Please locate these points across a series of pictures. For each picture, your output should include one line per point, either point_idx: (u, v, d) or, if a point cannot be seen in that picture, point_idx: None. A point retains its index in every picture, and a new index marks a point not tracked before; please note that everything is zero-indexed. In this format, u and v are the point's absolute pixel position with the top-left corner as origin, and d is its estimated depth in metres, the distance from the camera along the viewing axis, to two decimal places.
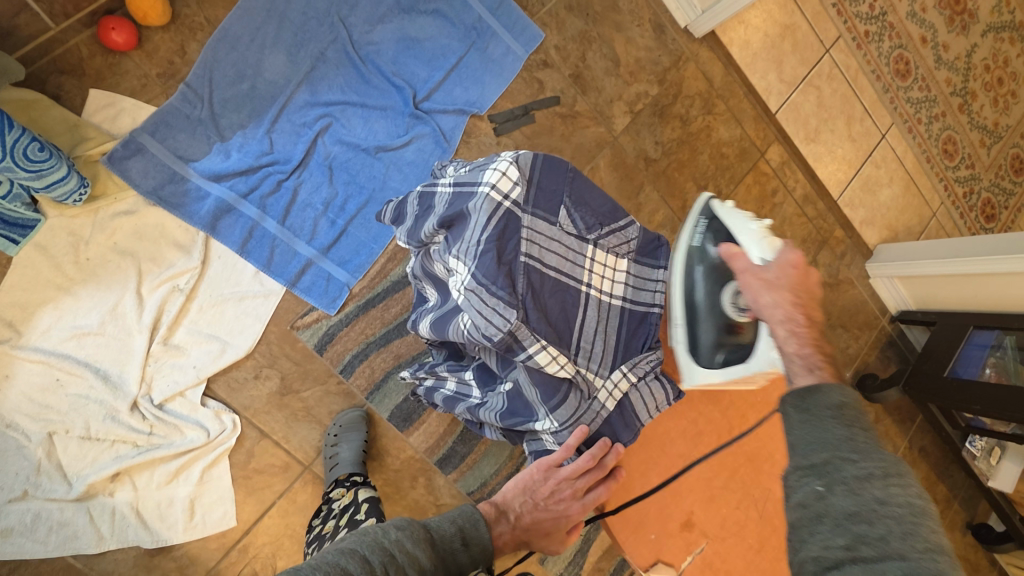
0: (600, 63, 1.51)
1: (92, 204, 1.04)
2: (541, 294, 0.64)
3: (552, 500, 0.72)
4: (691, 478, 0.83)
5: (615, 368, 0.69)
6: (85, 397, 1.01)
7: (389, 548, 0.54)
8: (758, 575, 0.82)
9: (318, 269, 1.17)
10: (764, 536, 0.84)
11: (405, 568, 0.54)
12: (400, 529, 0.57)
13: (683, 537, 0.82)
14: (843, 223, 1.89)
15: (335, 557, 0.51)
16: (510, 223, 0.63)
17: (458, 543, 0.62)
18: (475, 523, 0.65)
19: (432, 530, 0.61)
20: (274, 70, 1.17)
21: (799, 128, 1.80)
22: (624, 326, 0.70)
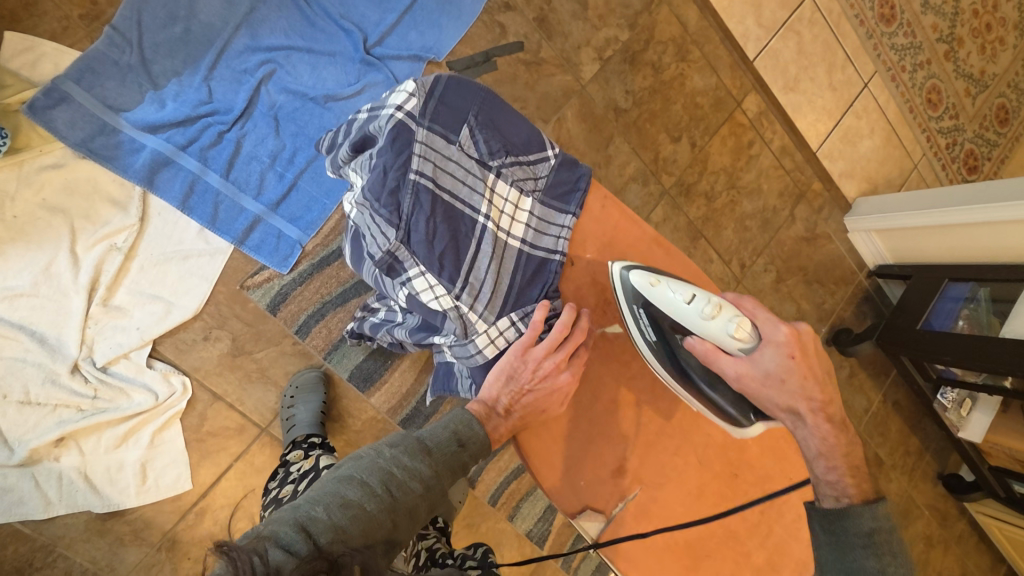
0: (566, 6, 1.44)
1: (15, 157, 0.97)
2: (431, 216, 0.59)
3: (540, 381, 0.64)
4: (628, 415, 0.71)
5: (503, 315, 0.64)
6: (21, 360, 0.97)
7: (385, 467, 0.55)
8: (698, 525, 0.71)
9: (267, 226, 1.12)
10: (707, 483, 0.72)
11: (405, 482, 0.55)
12: (396, 446, 0.57)
13: (614, 482, 0.70)
14: (822, 175, 1.85)
15: (334, 486, 0.52)
16: (403, 133, 0.58)
17: (454, 445, 0.61)
18: (468, 422, 0.63)
19: (427, 439, 0.60)
20: (209, 12, 1.09)
21: (778, 77, 1.73)
22: (520, 272, 0.65)
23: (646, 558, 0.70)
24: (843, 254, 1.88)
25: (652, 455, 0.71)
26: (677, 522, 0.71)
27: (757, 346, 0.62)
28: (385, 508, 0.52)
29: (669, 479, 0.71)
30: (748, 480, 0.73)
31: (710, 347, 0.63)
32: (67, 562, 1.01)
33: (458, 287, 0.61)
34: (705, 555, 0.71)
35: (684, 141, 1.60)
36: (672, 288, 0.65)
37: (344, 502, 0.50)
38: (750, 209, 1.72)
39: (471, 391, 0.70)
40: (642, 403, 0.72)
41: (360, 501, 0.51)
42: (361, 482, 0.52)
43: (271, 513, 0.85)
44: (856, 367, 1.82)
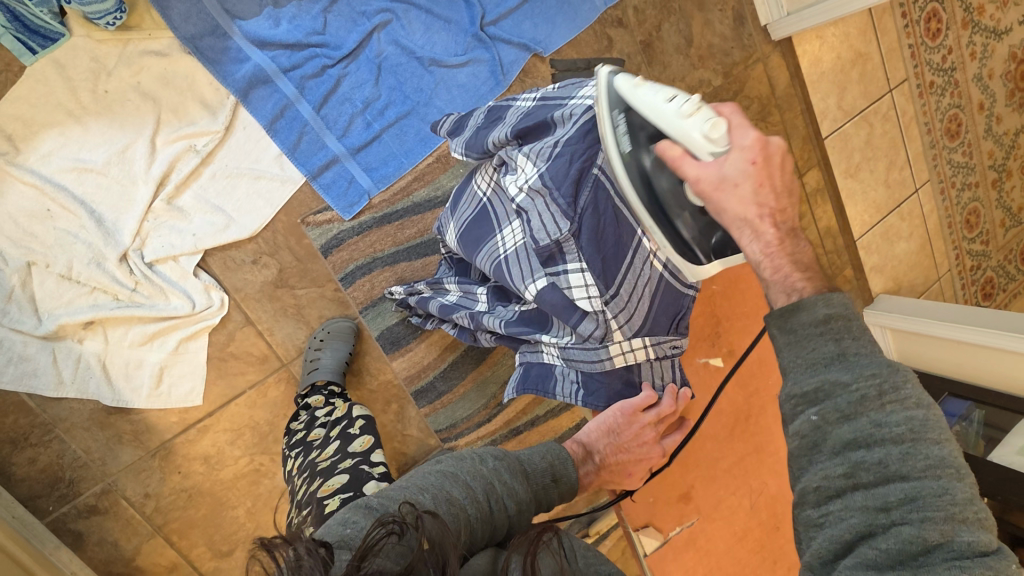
0: (673, 37, 1.46)
1: (123, 34, 0.95)
2: (603, 214, 0.56)
3: (637, 443, 0.65)
4: (706, 446, 0.72)
5: (639, 335, 0.60)
6: (73, 236, 0.95)
7: (489, 478, 0.50)
8: (735, 565, 0.73)
9: (342, 168, 1.11)
10: (749, 528, 0.74)
11: (506, 503, 0.49)
12: (500, 459, 0.53)
13: (679, 508, 0.71)
14: (855, 264, 1.90)
15: (436, 479, 0.48)
16: (595, 128, 0.57)
17: (548, 479, 0.56)
18: (565, 461, 0.59)
19: (525, 463, 0.55)
20: None
21: (842, 160, 1.78)
22: (660, 293, 0.59)
23: None
24: None
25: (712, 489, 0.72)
26: (715, 557, 0.73)
27: (726, 152, 0.49)
28: (483, 519, 0.46)
29: (722, 515, 0.73)
30: (783, 534, 0.76)
31: (679, 150, 0.50)
32: (61, 445, 0.99)
33: (611, 292, 0.56)
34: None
35: None
36: (652, 89, 0.54)
37: (446, 500, 0.46)
38: None
39: (574, 397, 0.63)
40: (721, 440, 0.73)
41: (464, 502, 0.46)
42: (458, 480, 0.48)
43: (302, 455, 0.88)
44: None
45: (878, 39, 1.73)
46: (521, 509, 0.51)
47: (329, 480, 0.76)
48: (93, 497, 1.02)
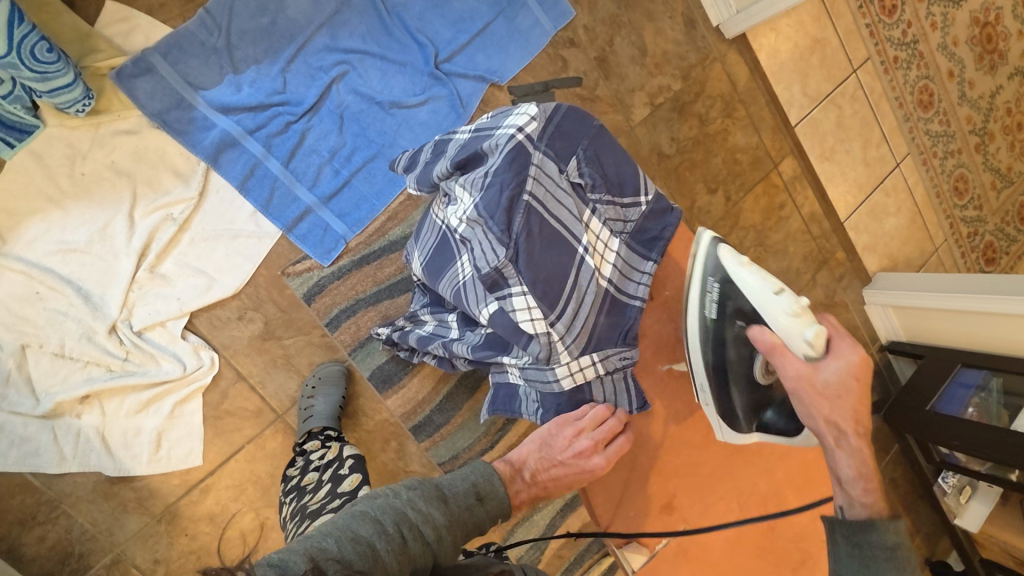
0: (627, 50, 1.49)
1: (94, 118, 1.00)
2: (538, 236, 0.57)
3: (572, 456, 0.64)
4: (681, 453, 0.75)
5: (587, 353, 0.61)
6: (63, 314, 0.99)
7: (400, 508, 0.50)
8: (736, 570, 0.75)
9: (316, 218, 1.15)
10: (744, 530, 0.75)
11: (420, 529, 0.49)
12: (415, 485, 0.53)
13: (662, 518, 0.75)
14: (846, 245, 1.89)
15: (347, 519, 0.48)
16: (521, 155, 0.58)
17: (472, 499, 0.56)
18: (490, 478, 0.58)
19: (445, 486, 0.55)
20: (297, 8, 1.12)
21: (816, 145, 1.79)
22: (603, 309, 0.61)
23: None
24: (857, 325, 1.91)
25: (692, 495, 0.75)
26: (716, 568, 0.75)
27: (825, 358, 0.65)
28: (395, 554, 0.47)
29: (710, 523, 0.76)
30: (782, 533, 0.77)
31: (769, 341, 0.66)
32: (69, 520, 1.01)
33: (555, 314, 0.57)
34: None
35: (719, 194, 1.64)
36: (749, 276, 0.68)
37: (353, 539, 0.46)
38: (774, 267, 1.76)
39: (537, 416, 0.66)
40: (692, 446, 0.76)
41: (372, 538, 0.46)
42: (371, 515, 0.48)
43: (296, 500, 0.89)
44: None
45: (834, 24, 1.75)
46: (438, 532, 0.51)
47: (316, 520, 0.78)
48: (104, 568, 1.03)
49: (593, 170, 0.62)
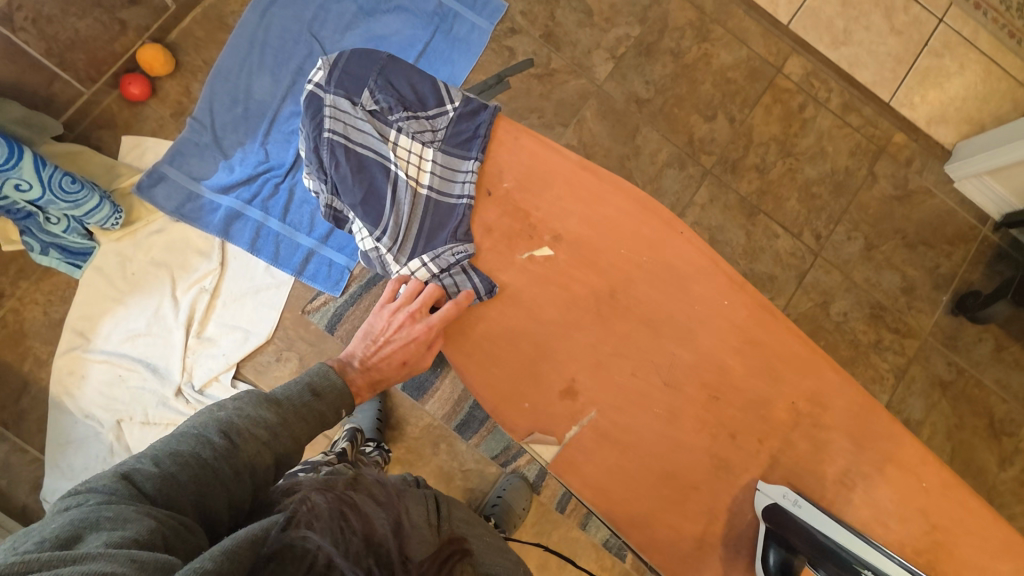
0: (572, 17, 1.51)
1: (131, 227, 1.23)
2: (346, 164, 0.72)
3: (396, 331, 0.74)
4: (571, 336, 0.72)
5: (416, 256, 0.74)
6: (141, 388, 1.19)
7: (228, 417, 0.60)
8: (669, 448, 0.70)
9: (319, 257, 1.28)
10: (672, 404, 0.71)
11: (250, 431, 0.60)
12: (240, 403, 0.63)
13: (566, 406, 0.71)
14: (904, 125, 1.63)
15: (171, 441, 0.56)
16: (317, 103, 0.74)
17: (308, 395, 0.68)
18: (325, 376, 0.71)
19: (279, 393, 0.66)
20: (262, 91, 1.32)
21: (823, 34, 1.62)
22: (428, 215, 0.74)
23: (615, 484, 0.70)
24: (953, 208, 1.61)
25: (605, 377, 0.71)
26: (647, 448, 0.70)
27: None
28: (225, 457, 0.57)
29: (632, 400, 0.71)
30: (728, 403, 0.71)
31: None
32: None
33: (376, 228, 0.72)
34: (688, 484, 0.69)
35: (720, 119, 1.54)
36: None
37: (172, 454, 0.55)
38: (816, 175, 1.57)
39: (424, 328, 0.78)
40: (589, 325, 0.73)
41: (198, 449, 0.56)
42: (196, 436, 0.57)
43: None
44: (993, 337, 1.55)
45: None
46: (268, 427, 0.62)
47: None
48: None
49: (389, 91, 0.75)
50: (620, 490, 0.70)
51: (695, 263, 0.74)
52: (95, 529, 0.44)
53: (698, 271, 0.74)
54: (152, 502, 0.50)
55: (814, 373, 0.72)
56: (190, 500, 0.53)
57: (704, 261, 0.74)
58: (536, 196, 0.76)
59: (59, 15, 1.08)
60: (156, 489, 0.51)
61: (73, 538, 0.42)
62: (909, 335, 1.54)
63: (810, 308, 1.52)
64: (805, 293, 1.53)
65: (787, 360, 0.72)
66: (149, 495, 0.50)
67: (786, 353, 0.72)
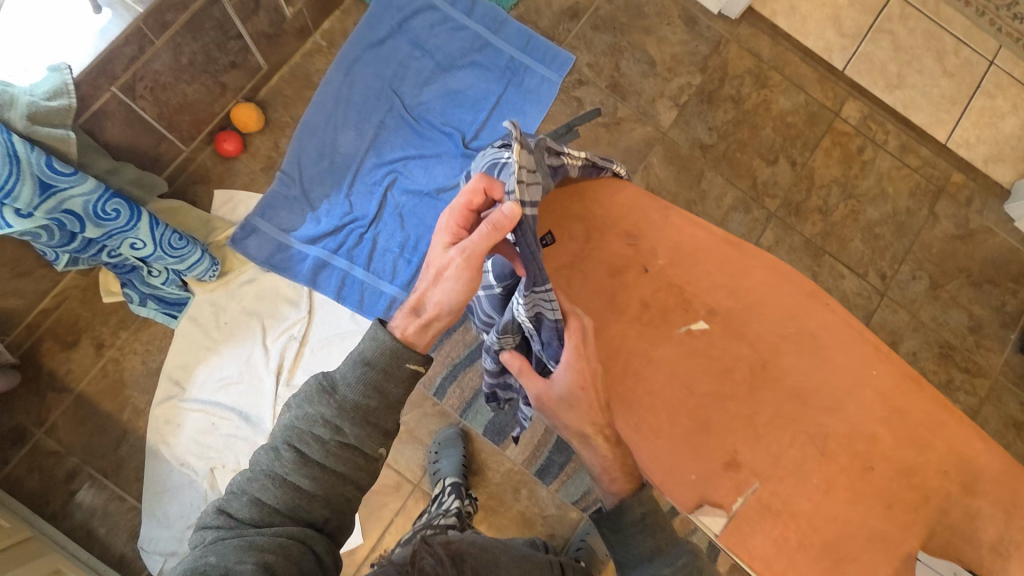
0: (635, 67, 1.57)
1: (224, 277, 1.28)
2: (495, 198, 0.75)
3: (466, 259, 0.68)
4: (727, 407, 0.72)
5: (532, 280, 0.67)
6: (234, 436, 1.22)
7: (290, 426, 0.66)
8: (830, 521, 0.67)
9: (402, 304, 1.32)
10: (831, 475, 0.69)
11: (308, 435, 0.65)
12: (304, 395, 0.67)
13: (729, 477, 0.70)
14: (961, 165, 1.65)
15: (256, 460, 0.66)
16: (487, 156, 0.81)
17: (358, 366, 0.67)
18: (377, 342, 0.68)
19: (336, 379, 0.67)
20: (346, 145, 1.37)
21: (877, 77, 1.66)
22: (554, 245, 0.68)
23: (780, 558, 0.67)
24: (1016, 246, 1.62)
25: (762, 448, 0.70)
26: (812, 520, 0.68)
27: None
28: (292, 466, 0.65)
29: (790, 470, 0.69)
30: (882, 474, 0.68)
31: None
32: None
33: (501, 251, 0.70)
34: (853, 558, 0.66)
35: (781, 162, 1.57)
36: None
37: (255, 477, 0.65)
38: (878, 215, 1.59)
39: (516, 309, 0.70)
40: (743, 397, 0.72)
41: (274, 470, 0.65)
42: (268, 448, 0.66)
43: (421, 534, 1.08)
44: None
45: None
46: (325, 422, 0.66)
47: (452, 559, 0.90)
48: None
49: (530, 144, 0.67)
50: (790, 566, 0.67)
51: (834, 327, 0.73)
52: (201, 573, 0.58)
53: (838, 338, 0.72)
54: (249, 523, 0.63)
55: (960, 438, 0.68)
56: (282, 516, 0.64)
57: (845, 328, 0.72)
58: (688, 269, 0.77)
59: (173, 83, 1.12)
60: (253, 515, 0.63)
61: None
62: (980, 375, 1.54)
63: None
64: None
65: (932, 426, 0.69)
66: (250, 520, 0.63)
67: (930, 421, 0.69)
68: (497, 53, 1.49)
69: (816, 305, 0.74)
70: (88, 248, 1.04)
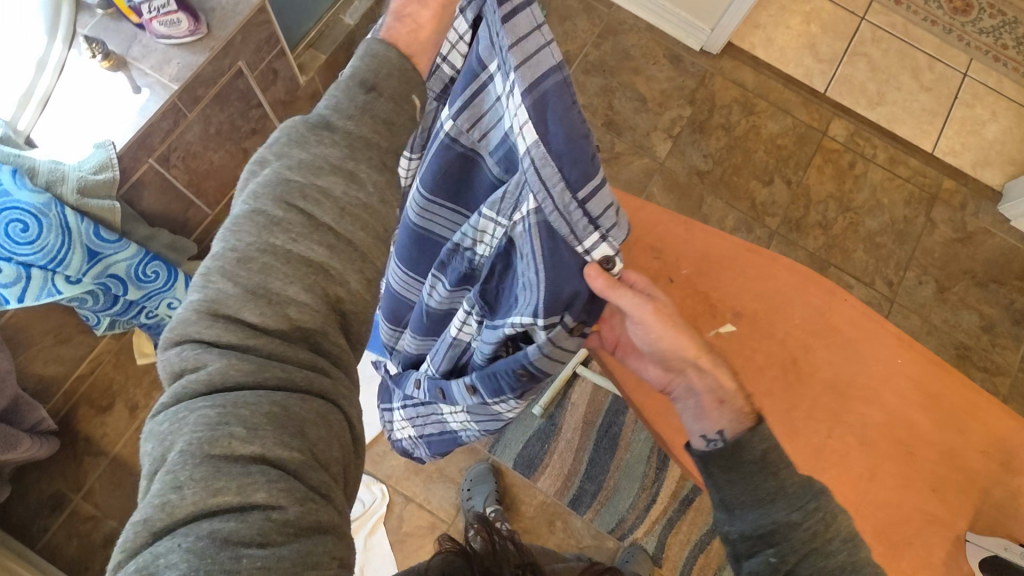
0: (629, 105, 1.66)
1: None
2: None
3: None
4: (764, 404, 0.69)
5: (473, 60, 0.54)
6: None
7: (286, 187, 0.44)
8: (880, 509, 0.65)
9: None
10: (876, 463, 0.66)
11: (314, 198, 0.45)
12: (294, 138, 0.46)
13: None
14: (950, 171, 1.71)
15: (233, 239, 0.43)
16: None
17: (373, 93, 0.48)
18: (383, 71, 0.49)
19: (331, 115, 0.47)
20: None
21: (859, 96, 1.75)
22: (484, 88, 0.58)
23: None
24: (1015, 245, 1.66)
25: (804, 440, 0.68)
26: (860, 506, 0.65)
27: None
28: (302, 239, 0.44)
29: (834, 461, 0.67)
30: (925, 457, 0.66)
31: None
32: None
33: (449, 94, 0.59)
34: (906, 543, 0.63)
35: (777, 182, 1.64)
36: None
37: (245, 263, 0.42)
38: (876, 225, 1.64)
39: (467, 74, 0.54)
40: (778, 392, 0.70)
41: (269, 257, 0.43)
42: (251, 216, 0.43)
43: None
44: None
45: None
46: (334, 170, 0.46)
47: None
48: None
49: None
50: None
51: (859, 319, 0.71)
52: (212, 447, 0.37)
53: (863, 332, 0.71)
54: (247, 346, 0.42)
55: (995, 419, 0.67)
56: (289, 332, 0.43)
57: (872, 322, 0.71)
58: (712, 279, 0.75)
59: (201, 151, 1.20)
60: (256, 318, 0.42)
61: (202, 452, 0.37)
62: (1000, 372, 1.54)
63: None
64: None
65: (966, 409, 0.67)
66: (250, 335, 0.42)
67: (966, 404, 0.67)
68: None
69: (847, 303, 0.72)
70: (128, 310, 1.08)
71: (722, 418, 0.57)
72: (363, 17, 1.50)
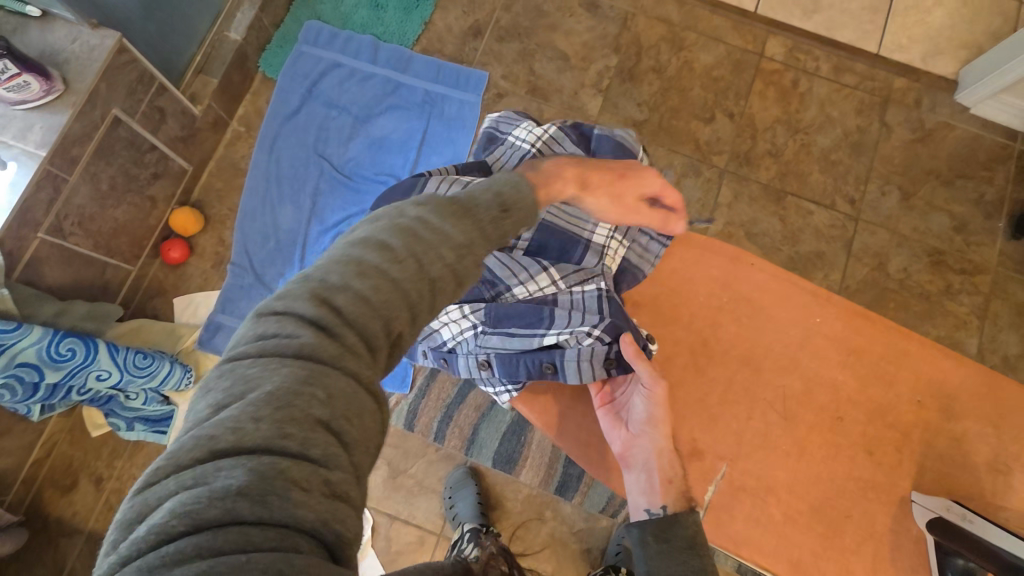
0: (550, 65, 1.56)
1: (202, 381, 1.28)
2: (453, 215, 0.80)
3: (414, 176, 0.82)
4: (683, 395, 0.78)
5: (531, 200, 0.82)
6: None
7: (412, 228, 0.44)
8: (802, 480, 0.74)
9: None
10: (801, 438, 0.76)
11: (435, 254, 0.44)
12: (428, 204, 0.47)
13: (698, 468, 0.75)
14: (900, 69, 1.61)
15: (348, 249, 0.42)
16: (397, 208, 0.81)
17: (495, 210, 0.51)
18: (515, 190, 0.53)
19: (466, 196, 0.51)
20: (287, 220, 1.37)
21: (793, 7, 1.64)
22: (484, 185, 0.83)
23: (762, 533, 0.72)
24: (978, 134, 1.57)
25: (723, 428, 0.76)
26: (787, 487, 0.74)
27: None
28: (407, 280, 0.42)
29: (756, 444, 0.75)
30: (854, 420, 0.76)
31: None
32: None
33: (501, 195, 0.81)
34: (842, 515, 0.72)
35: (719, 117, 1.55)
36: None
37: (354, 265, 0.41)
38: (830, 142, 1.56)
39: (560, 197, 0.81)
40: (690, 381, 0.78)
41: (376, 269, 0.41)
42: (380, 244, 0.43)
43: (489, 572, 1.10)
44: None
45: None
46: (460, 246, 0.46)
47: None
48: None
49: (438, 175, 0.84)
50: (782, 540, 0.72)
51: (769, 289, 0.81)
52: (289, 404, 0.34)
53: (775, 297, 0.81)
54: (331, 339, 0.38)
55: (926, 364, 0.76)
56: (365, 341, 0.39)
57: (782, 287, 0.81)
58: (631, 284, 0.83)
59: (99, 211, 1.14)
60: (340, 323, 0.39)
61: (273, 404, 0.34)
62: (978, 272, 1.48)
63: (868, 274, 1.48)
64: (858, 260, 1.49)
65: (895, 358, 0.77)
66: (332, 328, 0.38)
67: (886, 354, 0.77)
68: (411, 91, 1.49)
69: (753, 279, 0.82)
70: (55, 393, 1.04)
71: (665, 496, 0.67)
72: (250, 29, 1.40)
